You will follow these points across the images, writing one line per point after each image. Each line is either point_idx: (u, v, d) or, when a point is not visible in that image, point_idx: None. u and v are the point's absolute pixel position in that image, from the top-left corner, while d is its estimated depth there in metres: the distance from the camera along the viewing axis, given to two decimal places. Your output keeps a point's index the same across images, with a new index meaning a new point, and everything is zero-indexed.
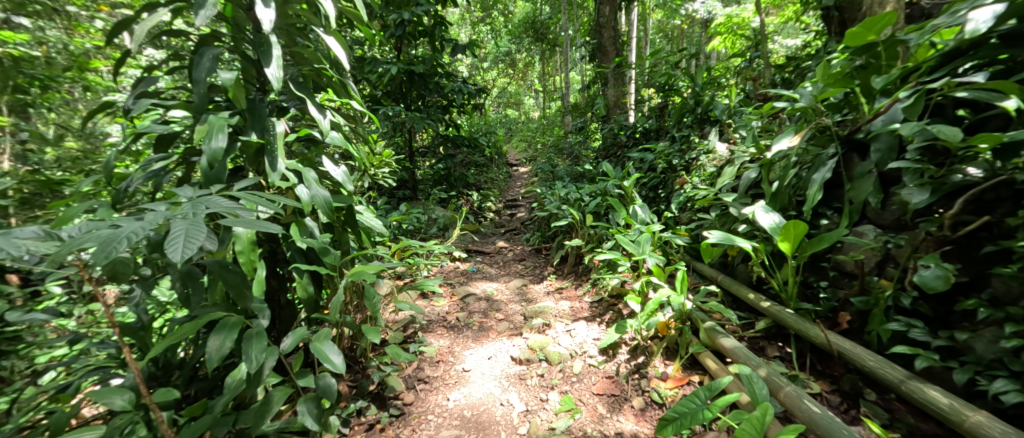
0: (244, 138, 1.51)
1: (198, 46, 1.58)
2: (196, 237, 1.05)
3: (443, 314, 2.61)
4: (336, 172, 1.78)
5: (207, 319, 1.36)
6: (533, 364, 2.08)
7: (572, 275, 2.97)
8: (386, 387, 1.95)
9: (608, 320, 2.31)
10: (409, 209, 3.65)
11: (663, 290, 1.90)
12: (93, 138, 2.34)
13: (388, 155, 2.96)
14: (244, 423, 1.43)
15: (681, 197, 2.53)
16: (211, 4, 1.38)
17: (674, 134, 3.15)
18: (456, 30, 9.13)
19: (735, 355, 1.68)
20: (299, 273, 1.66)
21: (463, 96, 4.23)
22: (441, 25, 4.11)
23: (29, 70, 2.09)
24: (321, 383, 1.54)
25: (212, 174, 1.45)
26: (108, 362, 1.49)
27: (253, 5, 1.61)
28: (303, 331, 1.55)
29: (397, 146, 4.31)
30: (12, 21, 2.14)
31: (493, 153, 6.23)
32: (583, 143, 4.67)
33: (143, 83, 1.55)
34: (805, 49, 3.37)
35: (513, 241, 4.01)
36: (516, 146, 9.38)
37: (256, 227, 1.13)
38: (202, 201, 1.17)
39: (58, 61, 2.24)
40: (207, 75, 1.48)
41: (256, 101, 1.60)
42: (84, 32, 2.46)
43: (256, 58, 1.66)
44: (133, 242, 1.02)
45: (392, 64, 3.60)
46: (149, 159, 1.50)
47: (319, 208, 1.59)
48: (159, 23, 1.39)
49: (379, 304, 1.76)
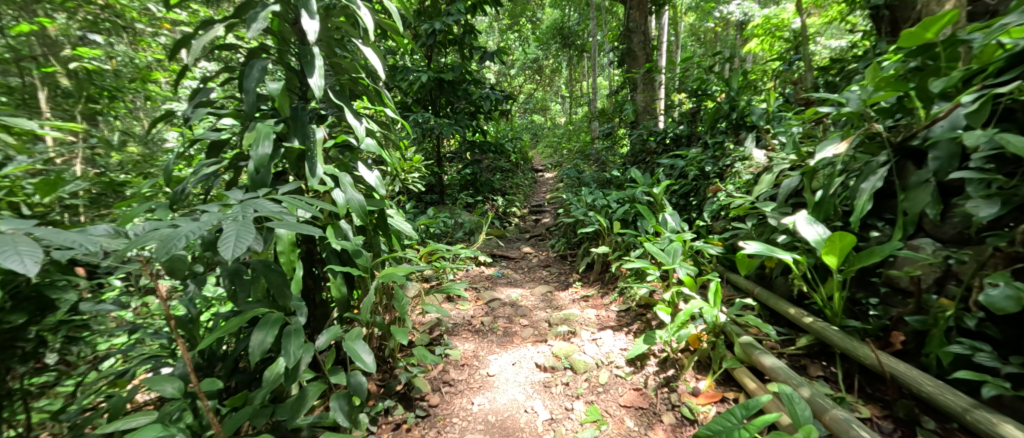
0: (287, 145, 1.55)
1: (249, 59, 1.64)
2: (246, 237, 1.08)
3: (468, 318, 2.61)
4: (369, 177, 1.79)
5: (251, 315, 1.40)
6: (558, 372, 2.05)
7: (598, 283, 2.92)
8: (412, 388, 1.96)
9: (636, 329, 2.25)
10: (437, 214, 3.68)
11: (696, 301, 1.84)
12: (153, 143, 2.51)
13: (417, 161, 3.02)
14: (280, 416, 1.45)
15: (714, 205, 2.46)
16: (260, 18, 1.44)
17: (707, 140, 3.05)
18: (484, 38, 9.21)
19: (774, 373, 1.61)
20: (333, 274, 1.68)
21: (492, 102, 4.20)
22: (470, 33, 4.13)
23: (99, 82, 2.25)
24: (351, 381, 1.57)
25: (259, 178, 1.48)
26: (160, 351, 1.56)
27: (298, 19, 1.67)
28: (337, 330, 1.58)
29: (426, 152, 4.36)
30: (86, 38, 2.39)
31: (519, 158, 6.22)
32: (610, 149, 4.58)
33: (200, 94, 1.61)
34: (852, 50, 3.19)
35: (538, 247, 3.98)
36: (542, 151, 9.34)
37: (299, 229, 1.16)
38: (250, 205, 1.20)
39: (125, 73, 2.45)
40: (257, 85, 1.53)
41: (299, 109, 1.65)
42: (148, 46, 2.74)
43: (300, 69, 1.71)
44: (191, 240, 1.05)
45: (422, 73, 3.66)
46: (201, 164, 1.56)
47: (354, 212, 1.61)
48: (214, 37, 1.45)
49: (408, 306, 1.82)
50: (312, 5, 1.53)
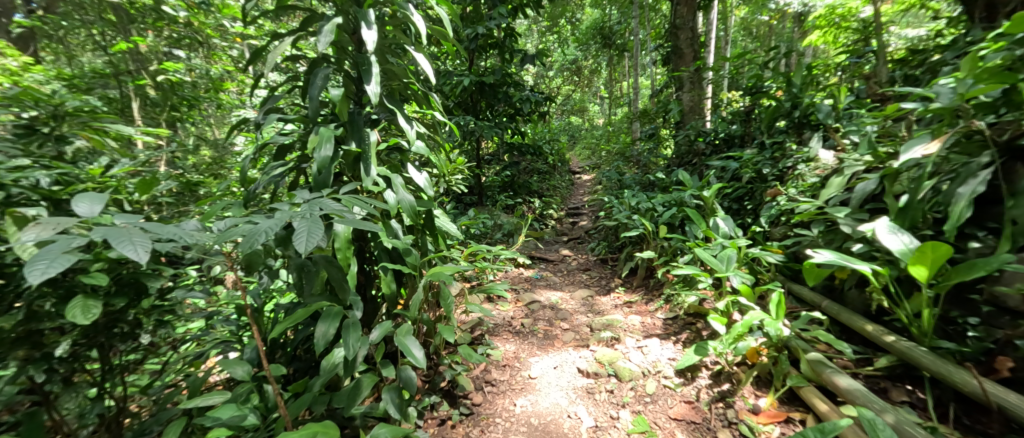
0: (345, 148, 1.60)
1: (312, 68, 1.72)
2: (316, 232, 1.14)
3: (508, 319, 2.59)
4: (418, 178, 1.82)
5: (315, 307, 1.44)
6: (602, 378, 2.00)
7: (642, 289, 2.83)
8: (457, 386, 1.97)
9: (684, 339, 2.15)
10: (476, 214, 3.69)
11: (756, 313, 1.74)
12: (222, 148, 3.05)
13: (460, 163, 3.03)
14: (338, 404, 1.52)
15: (773, 210, 2.33)
16: (327, 30, 1.54)
17: (763, 140, 2.90)
18: (524, 40, 9.22)
19: (851, 396, 1.50)
20: (384, 271, 1.73)
21: (532, 104, 4.19)
22: (512, 36, 4.13)
23: (179, 93, 2.80)
24: (402, 375, 1.64)
25: (321, 180, 1.54)
26: (230, 338, 1.72)
27: (357, 28, 1.72)
28: (388, 325, 1.62)
29: (466, 153, 4.41)
30: (172, 53, 2.98)
31: (556, 160, 6.16)
32: (653, 150, 4.44)
33: (270, 101, 1.70)
34: (933, 39, 2.91)
35: (577, 250, 3.91)
36: (580, 153, 9.21)
37: (361, 226, 1.20)
38: (315, 204, 1.24)
39: (200, 85, 3.04)
40: (320, 91, 1.59)
41: (356, 113, 1.69)
42: (220, 59, 3.35)
43: (358, 75, 1.76)
44: (269, 235, 1.10)
45: (464, 77, 3.70)
46: (270, 166, 1.66)
47: (405, 212, 1.64)
48: (284, 51, 1.58)
49: (453, 305, 1.85)
50: (371, 16, 1.59)
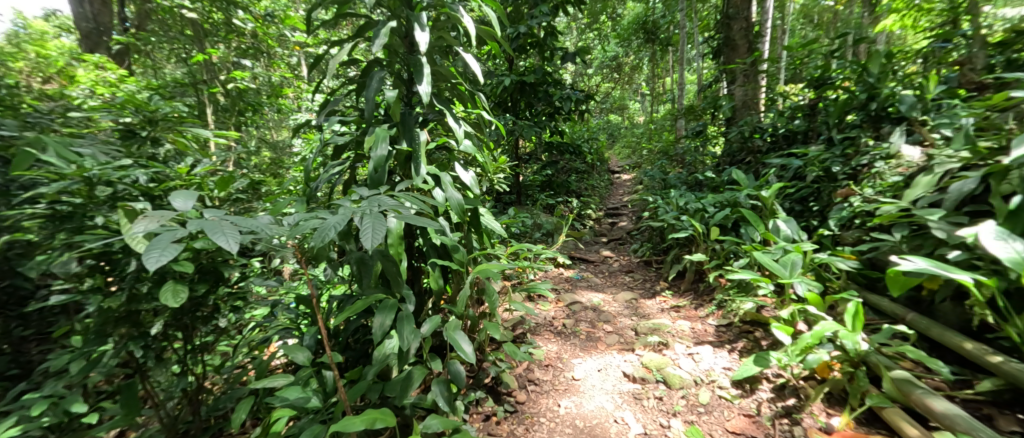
0: (397, 147, 1.67)
1: (366, 72, 1.80)
2: (379, 227, 1.18)
3: (549, 319, 2.55)
4: (465, 176, 1.83)
5: (372, 299, 1.50)
6: (649, 385, 1.93)
7: (690, 294, 2.71)
8: (501, 383, 1.97)
9: (741, 348, 2.04)
10: (516, 213, 3.68)
11: (828, 324, 1.63)
12: (279, 149, 3.56)
13: (502, 163, 3.03)
14: (390, 393, 1.54)
15: (844, 212, 2.20)
16: (381, 34, 1.62)
17: (833, 135, 2.72)
18: (563, 38, 9.16)
19: (950, 422, 1.36)
20: (432, 267, 1.76)
21: (572, 102, 4.14)
22: (553, 34, 4.09)
23: (246, 99, 3.34)
24: (451, 368, 1.64)
25: (376, 178, 1.61)
26: (290, 324, 1.81)
27: (409, 31, 1.77)
28: (438, 319, 1.62)
29: (506, 152, 4.42)
30: (238, 62, 3.51)
31: (595, 159, 6.04)
32: (701, 148, 4.27)
33: (331, 103, 1.83)
34: None
35: (619, 251, 3.81)
36: (619, 152, 9.01)
37: (420, 222, 1.25)
38: (373, 202, 1.29)
39: (263, 91, 3.58)
40: (375, 93, 1.67)
41: (407, 114, 1.75)
42: (278, 67, 3.94)
43: (409, 77, 1.81)
44: (337, 230, 1.16)
45: (505, 77, 3.71)
46: (329, 165, 1.76)
47: (453, 210, 1.65)
48: (342, 57, 1.68)
49: (497, 301, 1.86)
50: (424, 19, 1.66)
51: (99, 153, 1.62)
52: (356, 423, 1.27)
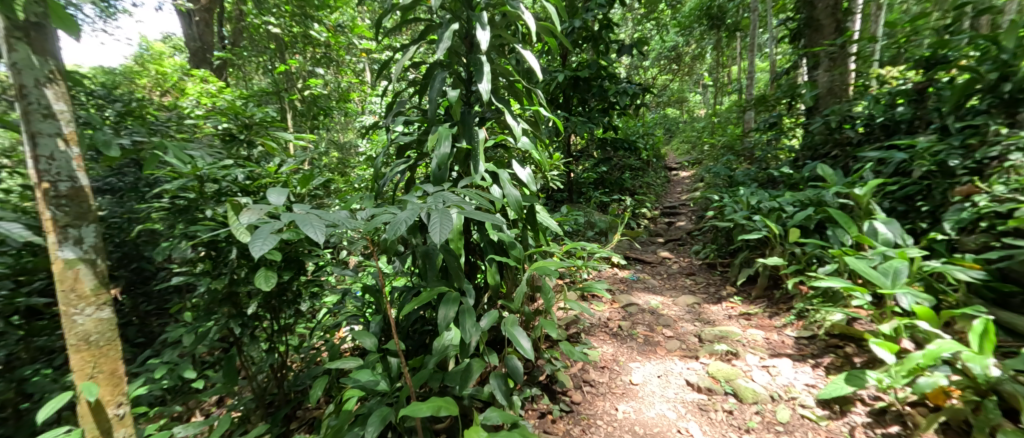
0: (457, 145, 1.69)
1: (430, 73, 1.83)
2: (447, 222, 1.19)
3: (604, 320, 2.46)
4: (521, 173, 1.78)
5: (438, 291, 1.54)
6: (717, 396, 1.79)
7: (762, 301, 2.50)
8: (555, 381, 1.93)
9: (829, 365, 1.84)
10: (569, 211, 3.59)
11: (947, 343, 1.41)
12: (346, 150, 3.93)
13: (557, 160, 2.97)
14: (451, 383, 1.58)
15: (964, 214, 1.95)
16: (446, 37, 1.64)
17: (952, 125, 2.40)
18: (619, 30, 8.86)
19: None
20: (489, 263, 1.75)
21: (628, 97, 3.98)
22: (608, 27, 3.95)
23: (319, 105, 3.72)
24: (508, 363, 1.66)
25: (438, 176, 1.63)
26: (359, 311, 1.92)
27: (470, 31, 1.77)
28: (496, 314, 1.63)
29: (558, 148, 4.35)
30: (313, 71, 3.90)
31: (652, 155, 5.78)
32: (778, 141, 3.93)
33: (398, 105, 1.93)
34: None
35: (679, 252, 3.59)
36: (677, 147, 8.58)
37: (486, 217, 1.24)
38: (439, 197, 1.30)
39: (334, 97, 3.95)
40: (438, 94, 1.71)
41: (467, 112, 1.76)
42: (347, 73, 4.32)
43: (468, 77, 1.82)
44: (410, 223, 1.17)
45: (558, 73, 3.63)
46: (395, 164, 1.80)
47: (510, 207, 1.62)
48: (409, 58, 1.73)
49: (554, 299, 1.84)
50: (485, 18, 1.67)
51: (207, 156, 1.91)
52: (423, 409, 1.30)
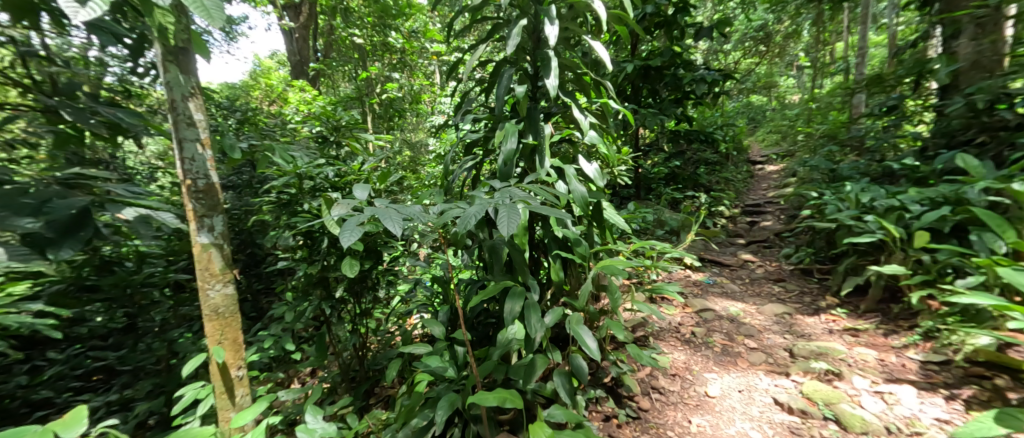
0: (522, 141, 1.60)
1: (497, 70, 1.75)
2: (515, 214, 1.10)
3: (675, 325, 2.26)
4: (587, 169, 1.67)
5: (502, 285, 1.46)
6: (813, 420, 1.57)
7: (873, 317, 2.18)
8: (621, 385, 1.78)
9: (975, 399, 1.55)
10: (638, 208, 3.40)
11: None
12: (418, 147, 4.04)
13: (626, 154, 2.79)
14: (516, 377, 1.48)
15: None
16: (515, 34, 1.55)
17: None
18: (697, 15, 8.33)
19: None
20: (553, 260, 1.65)
21: (706, 86, 3.65)
22: (683, 11, 3.68)
23: (395, 107, 3.88)
24: (573, 362, 1.54)
25: (504, 172, 1.54)
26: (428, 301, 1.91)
27: (537, 26, 1.65)
28: (561, 310, 1.51)
29: (628, 141, 4.15)
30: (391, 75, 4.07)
31: (732, 149, 5.34)
32: (890, 130, 3.42)
33: (466, 104, 1.89)
34: None
35: (763, 256, 3.25)
36: (763, 138, 7.91)
37: (555, 213, 1.14)
38: (505, 192, 1.21)
39: (407, 98, 4.08)
40: (505, 91, 1.63)
41: (534, 107, 1.66)
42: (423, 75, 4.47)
43: (535, 72, 1.72)
44: (480, 215, 1.10)
45: (627, 63, 3.44)
46: (462, 161, 1.74)
47: (576, 204, 1.50)
48: (479, 55, 1.67)
49: (621, 299, 1.67)
50: (553, 11, 1.55)
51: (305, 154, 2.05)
52: (489, 399, 1.27)
